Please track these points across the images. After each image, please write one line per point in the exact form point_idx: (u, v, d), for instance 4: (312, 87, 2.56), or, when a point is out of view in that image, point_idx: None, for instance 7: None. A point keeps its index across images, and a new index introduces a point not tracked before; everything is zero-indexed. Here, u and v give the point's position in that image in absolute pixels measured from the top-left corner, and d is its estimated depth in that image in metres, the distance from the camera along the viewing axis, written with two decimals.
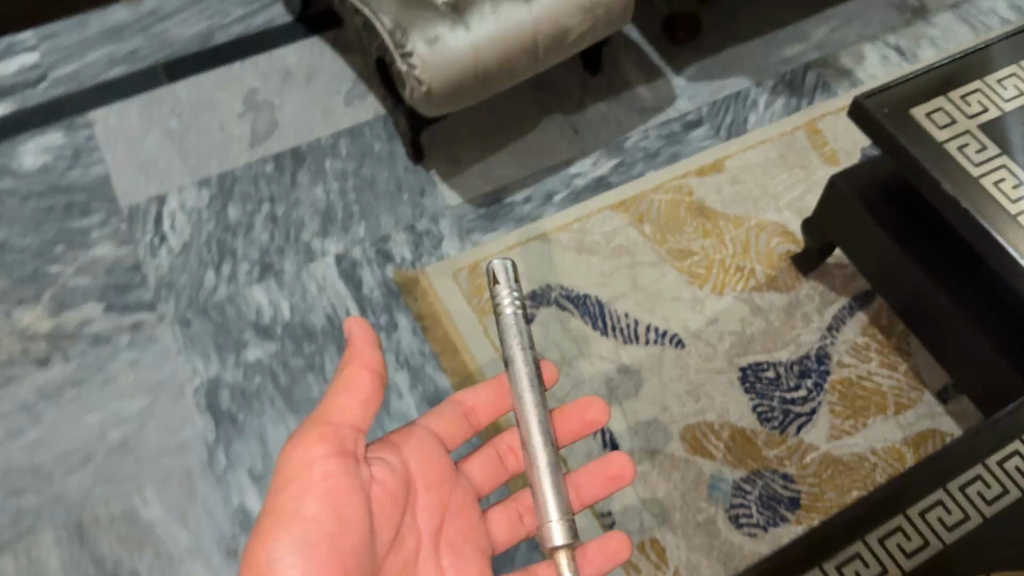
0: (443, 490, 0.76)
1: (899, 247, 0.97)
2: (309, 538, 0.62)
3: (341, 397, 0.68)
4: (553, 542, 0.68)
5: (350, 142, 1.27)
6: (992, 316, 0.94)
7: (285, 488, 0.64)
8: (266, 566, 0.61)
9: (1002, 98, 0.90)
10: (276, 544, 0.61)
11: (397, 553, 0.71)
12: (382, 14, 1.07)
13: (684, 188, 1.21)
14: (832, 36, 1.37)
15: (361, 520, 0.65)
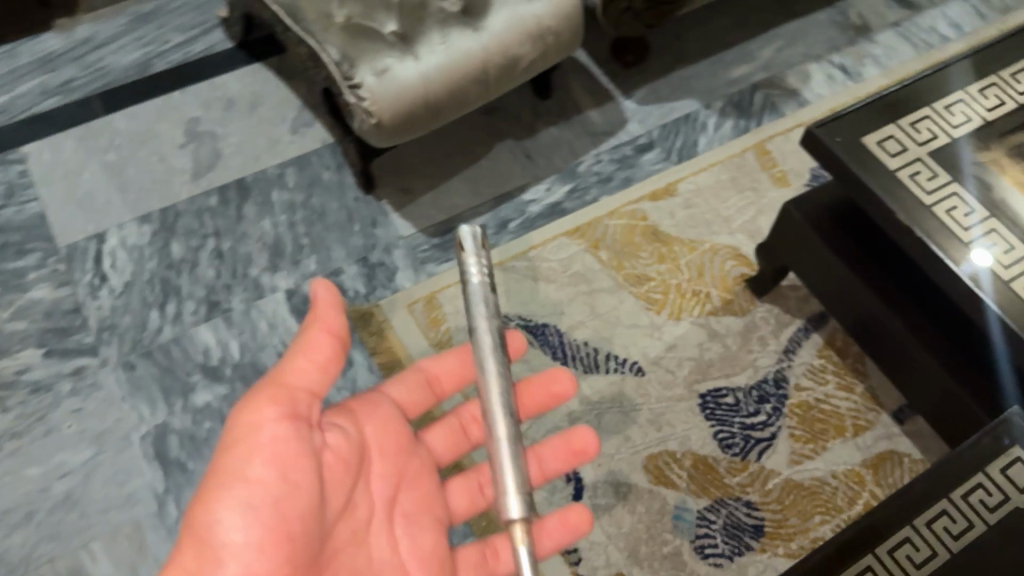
0: (400, 458, 0.75)
1: (846, 266, 0.99)
2: (253, 500, 0.60)
3: (296, 360, 0.67)
4: (508, 514, 0.67)
5: (297, 172, 1.24)
6: (942, 339, 0.95)
7: (233, 448, 0.62)
8: (207, 527, 0.59)
9: (950, 126, 0.92)
10: (218, 506, 0.59)
11: (348, 521, 0.69)
12: (328, 45, 1.04)
13: (639, 213, 1.20)
14: (778, 56, 1.38)
15: (309, 483, 0.63)
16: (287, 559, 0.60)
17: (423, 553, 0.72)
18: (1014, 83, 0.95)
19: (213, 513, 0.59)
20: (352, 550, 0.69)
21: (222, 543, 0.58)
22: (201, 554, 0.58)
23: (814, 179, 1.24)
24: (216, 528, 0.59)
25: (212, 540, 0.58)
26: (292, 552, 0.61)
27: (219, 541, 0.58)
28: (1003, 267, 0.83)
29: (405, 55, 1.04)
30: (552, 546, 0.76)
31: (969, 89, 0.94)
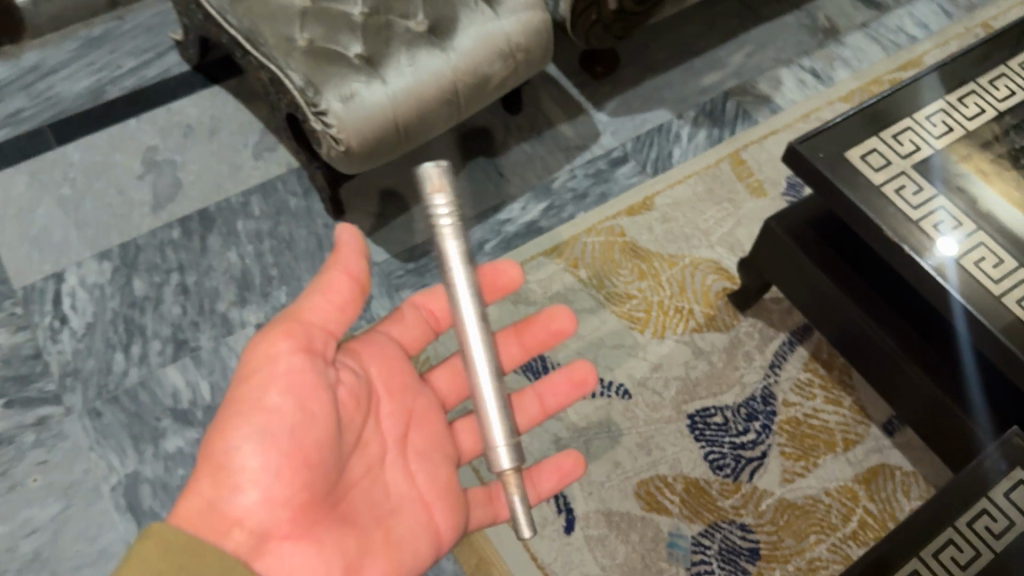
0: (406, 396, 0.74)
1: (827, 278, 0.97)
2: (268, 431, 0.59)
3: (310, 297, 0.65)
4: (500, 464, 0.66)
5: (262, 199, 1.19)
6: (930, 351, 0.94)
7: (246, 381, 0.61)
8: (225, 455, 0.59)
9: (933, 136, 0.91)
10: (234, 433, 0.59)
11: (361, 456, 0.68)
12: (290, 70, 0.99)
13: (616, 229, 1.18)
14: (748, 62, 1.37)
15: (325, 415, 0.62)
16: (305, 491, 0.60)
17: (440, 486, 0.71)
18: (992, 89, 0.94)
19: (228, 443, 0.59)
20: (367, 484, 0.67)
21: (239, 472, 0.58)
22: (216, 484, 0.58)
23: (790, 188, 1.23)
24: (232, 457, 0.58)
25: (228, 470, 0.58)
26: (310, 483, 0.60)
27: (234, 471, 0.58)
28: (992, 282, 0.82)
29: (371, 80, 0.99)
30: (551, 488, 0.77)
31: (949, 98, 0.93)
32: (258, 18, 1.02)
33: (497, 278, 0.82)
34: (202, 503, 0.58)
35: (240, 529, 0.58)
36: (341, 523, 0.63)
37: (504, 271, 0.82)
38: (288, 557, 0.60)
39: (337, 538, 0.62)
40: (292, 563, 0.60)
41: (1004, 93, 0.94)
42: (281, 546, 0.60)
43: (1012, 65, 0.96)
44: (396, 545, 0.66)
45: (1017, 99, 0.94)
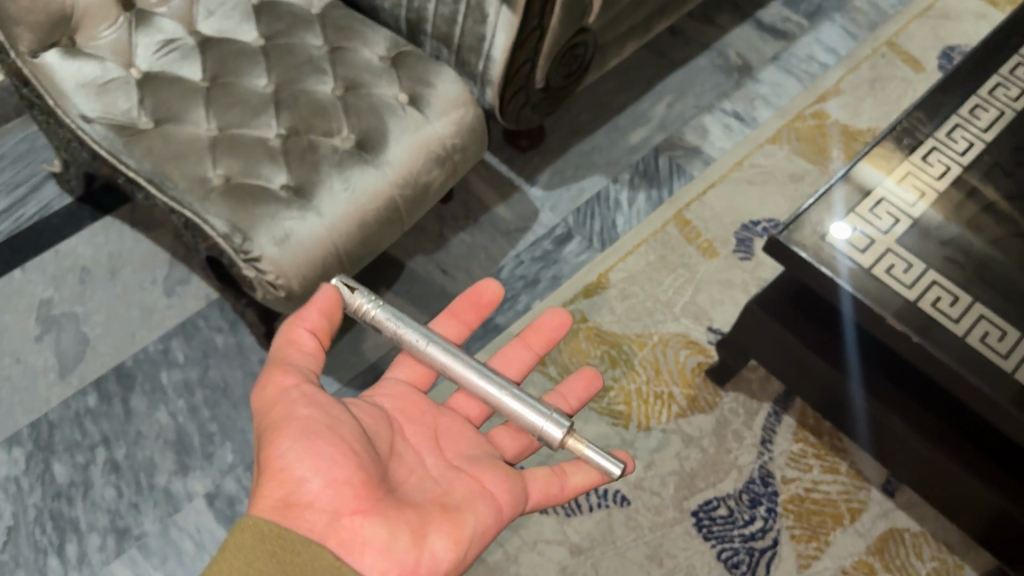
0: (429, 417, 0.75)
1: (794, 334, 0.88)
2: (306, 431, 0.61)
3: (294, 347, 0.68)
4: (555, 437, 0.69)
5: (185, 343, 1.06)
6: (932, 418, 0.84)
7: (270, 409, 0.64)
8: (278, 458, 0.61)
9: (907, 204, 0.87)
10: (278, 442, 0.61)
11: (400, 462, 0.69)
12: (210, 215, 0.87)
13: (577, 314, 1.12)
14: (671, 112, 1.33)
15: (351, 418, 0.65)
16: (360, 470, 0.61)
17: (487, 460, 0.71)
18: (950, 143, 0.91)
19: (274, 452, 0.61)
20: (415, 482, 0.68)
21: (293, 469, 0.60)
22: (279, 483, 0.60)
23: (740, 243, 1.20)
24: (283, 459, 0.61)
25: (283, 471, 0.60)
26: (362, 464, 0.62)
27: (289, 467, 0.60)
28: (1001, 357, 0.77)
29: (305, 214, 0.88)
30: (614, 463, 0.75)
31: (913, 159, 0.89)
32: (162, 158, 0.90)
33: (480, 297, 0.82)
34: (272, 503, 0.60)
35: (316, 511, 0.60)
36: (404, 502, 0.64)
37: (483, 288, 0.82)
38: (366, 528, 0.60)
39: (402, 512, 0.62)
40: (374, 531, 0.60)
41: (962, 145, 0.91)
42: (357, 520, 0.60)
43: (963, 113, 0.92)
44: (464, 509, 0.65)
45: (975, 150, 0.91)
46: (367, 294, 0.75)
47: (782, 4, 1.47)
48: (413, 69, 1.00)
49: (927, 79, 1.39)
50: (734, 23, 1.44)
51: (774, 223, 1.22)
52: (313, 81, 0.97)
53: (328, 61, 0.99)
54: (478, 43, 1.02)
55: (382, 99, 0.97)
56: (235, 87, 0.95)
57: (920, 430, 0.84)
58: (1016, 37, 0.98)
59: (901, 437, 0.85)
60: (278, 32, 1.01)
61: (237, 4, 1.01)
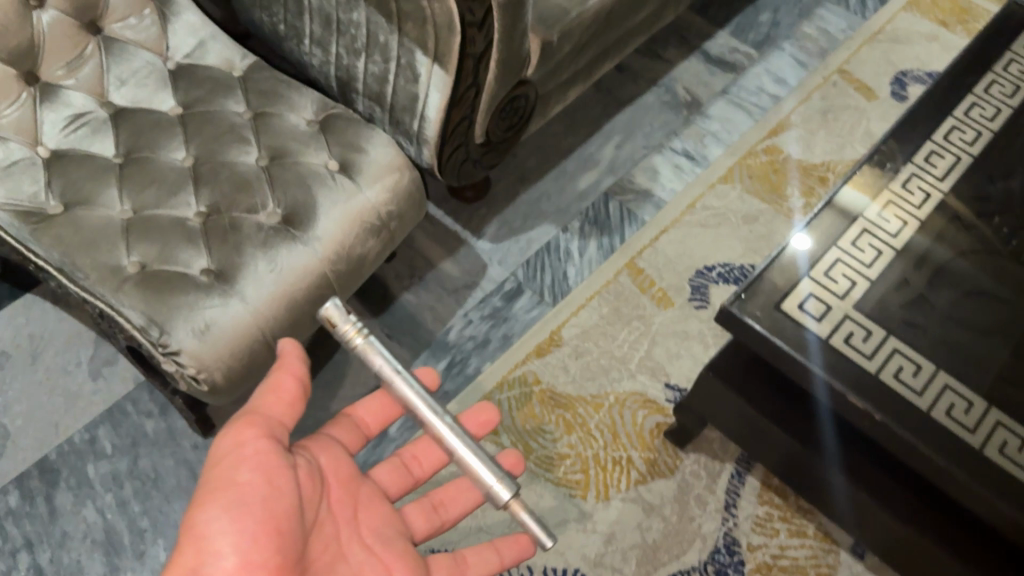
0: (353, 484, 0.71)
1: (752, 407, 0.84)
2: (238, 502, 0.59)
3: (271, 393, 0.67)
4: (501, 496, 0.64)
5: (113, 431, 1.01)
6: (902, 491, 0.79)
7: (215, 461, 0.61)
8: (203, 526, 0.58)
9: (864, 264, 0.82)
10: (208, 508, 0.58)
11: (318, 535, 0.66)
12: (125, 307, 0.81)
13: (529, 376, 1.07)
14: (619, 153, 1.29)
15: (292, 489, 0.62)
16: (276, 556, 0.59)
17: (399, 545, 0.70)
18: (907, 195, 0.87)
19: (198, 518, 0.58)
20: (329, 560, 0.66)
21: (213, 539, 0.57)
22: (192, 552, 0.57)
23: (695, 291, 1.16)
24: (208, 526, 0.58)
25: (202, 540, 0.57)
26: (281, 549, 0.59)
27: (211, 538, 0.57)
28: (969, 433, 0.73)
29: (229, 301, 0.82)
30: (514, 556, 0.74)
31: (868, 215, 0.85)
32: (72, 246, 0.83)
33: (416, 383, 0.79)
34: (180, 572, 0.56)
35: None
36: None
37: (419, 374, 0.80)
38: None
39: None
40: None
41: (919, 196, 0.87)
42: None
43: (918, 162, 0.89)
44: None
45: (933, 201, 0.88)
46: (356, 323, 0.69)
47: (729, 34, 1.44)
48: (343, 133, 0.94)
49: (881, 108, 1.36)
50: (681, 56, 1.40)
51: (729, 266, 1.18)
52: (234, 151, 0.91)
53: (250, 129, 0.93)
54: (411, 103, 0.98)
55: (310, 168, 0.92)
56: (149, 164, 0.89)
57: (886, 504, 0.79)
58: (970, 77, 0.96)
59: (868, 511, 0.81)
60: (196, 99, 0.94)
61: (152, 71, 0.95)
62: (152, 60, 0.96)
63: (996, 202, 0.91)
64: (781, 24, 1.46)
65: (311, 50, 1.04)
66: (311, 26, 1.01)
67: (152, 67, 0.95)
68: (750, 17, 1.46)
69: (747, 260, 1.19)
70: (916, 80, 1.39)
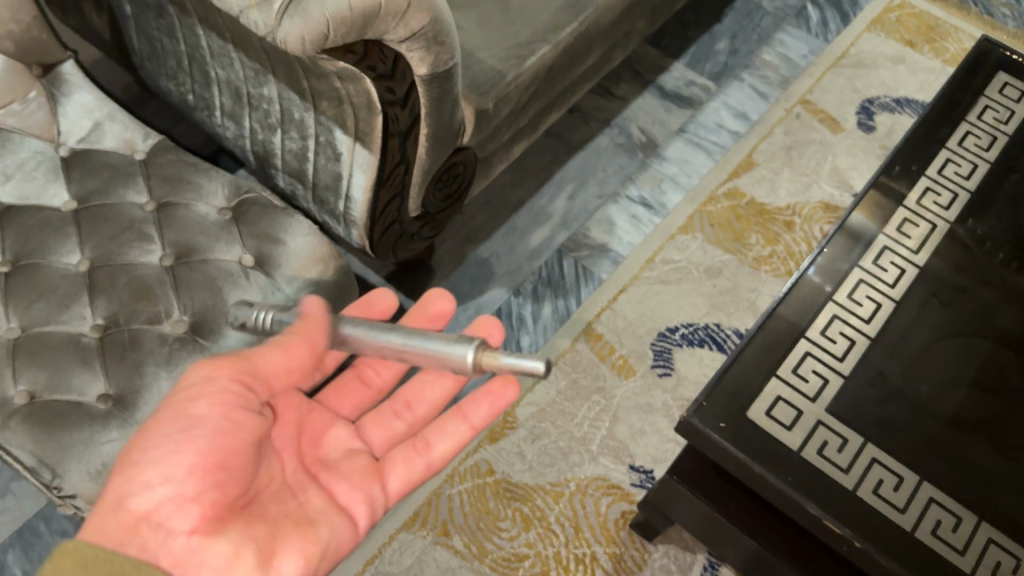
0: (302, 411, 0.70)
1: (721, 514, 0.75)
2: (185, 433, 0.56)
3: (265, 351, 0.65)
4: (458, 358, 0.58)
5: (23, 555, 0.91)
6: None
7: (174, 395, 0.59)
8: (142, 455, 0.55)
9: (835, 358, 0.75)
10: (149, 441, 0.55)
11: (268, 468, 0.62)
12: (13, 447, 0.72)
13: (482, 466, 0.97)
14: (572, 205, 1.20)
15: (250, 425, 0.59)
16: (218, 491, 0.55)
17: (345, 466, 0.67)
18: (879, 272, 0.80)
19: (137, 451, 0.55)
20: (278, 492, 0.62)
21: (145, 471, 0.54)
22: (121, 484, 0.54)
23: (658, 356, 1.07)
24: (146, 455, 0.55)
25: (134, 473, 0.54)
26: (224, 485, 0.56)
27: (143, 468, 0.54)
28: (958, 554, 0.67)
29: (127, 431, 0.73)
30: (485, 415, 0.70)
31: (837, 298, 0.78)
32: None
33: (372, 308, 0.78)
34: (109, 505, 0.54)
35: (152, 527, 0.53)
36: (258, 523, 0.57)
37: (377, 299, 0.79)
38: (201, 551, 0.53)
39: (250, 526, 0.56)
40: (212, 557, 0.53)
41: (892, 273, 0.81)
42: (193, 542, 0.53)
43: (891, 232, 0.83)
44: (321, 526, 0.61)
45: (908, 277, 0.81)
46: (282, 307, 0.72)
47: (684, 65, 1.35)
48: (257, 223, 0.85)
49: (847, 140, 1.28)
50: (634, 93, 1.32)
51: (693, 326, 1.10)
52: (134, 251, 0.82)
53: (153, 223, 0.84)
54: (335, 182, 0.89)
55: (221, 266, 0.82)
56: (38, 271, 0.79)
57: None
58: (943, 129, 0.91)
59: None
60: (92, 191, 0.84)
61: (41, 161, 0.85)
62: (41, 148, 0.86)
63: (982, 254, 0.84)
64: (738, 52, 1.38)
65: (223, 122, 0.95)
66: (220, 98, 0.91)
67: (41, 157, 0.85)
68: (706, 45, 1.38)
69: (712, 319, 1.10)
70: (882, 107, 1.32)
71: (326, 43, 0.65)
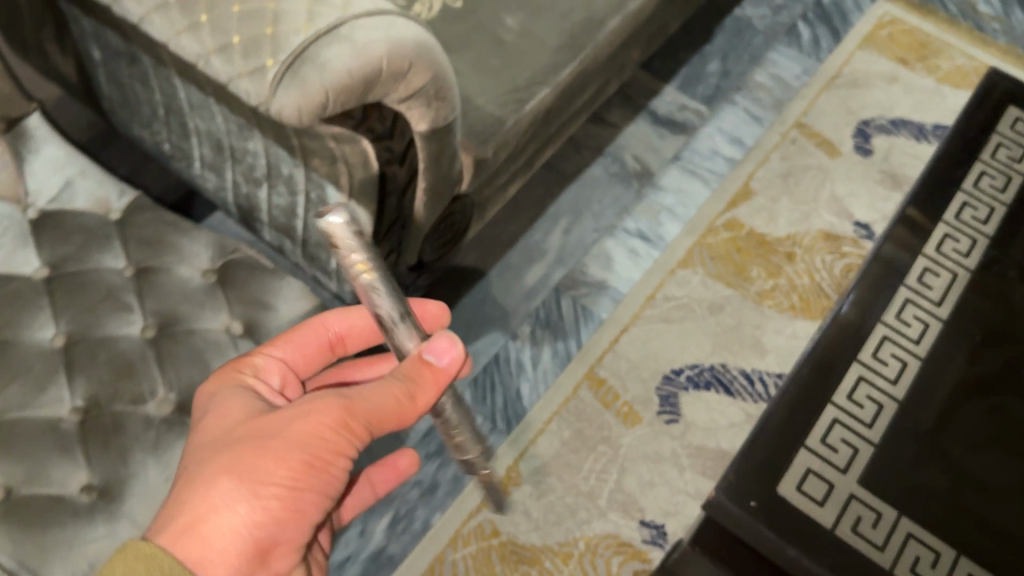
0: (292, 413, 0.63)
1: None
2: (303, 486, 0.50)
3: (385, 402, 0.52)
4: None
5: None
6: None
7: (306, 427, 0.51)
8: (255, 487, 0.49)
9: (865, 424, 0.72)
10: (269, 479, 0.49)
11: None
12: None
13: (486, 527, 0.93)
14: (568, 240, 1.16)
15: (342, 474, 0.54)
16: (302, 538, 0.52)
17: None
18: (903, 328, 0.77)
19: (251, 482, 0.49)
20: None
21: (251, 505, 0.49)
22: (221, 503, 0.48)
23: (664, 401, 1.03)
24: (257, 492, 0.49)
25: (245, 500, 0.49)
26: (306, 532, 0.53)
27: (252, 502, 0.49)
28: None
29: (114, 527, 0.68)
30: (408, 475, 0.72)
31: (862, 358, 0.75)
32: None
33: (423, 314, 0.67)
34: (204, 522, 0.48)
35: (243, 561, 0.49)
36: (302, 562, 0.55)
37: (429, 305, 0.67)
38: None
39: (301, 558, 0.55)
40: None
41: (916, 328, 0.77)
42: None
43: (911, 283, 0.80)
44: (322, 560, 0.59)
45: (932, 332, 0.78)
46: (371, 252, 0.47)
47: (676, 88, 1.32)
48: (243, 286, 0.80)
49: (845, 164, 1.25)
50: (626, 118, 1.27)
51: (698, 367, 1.06)
52: (113, 324, 0.76)
53: (133, 291, 0.78)
54: (327, 239, 0.84)
55: (207, 336, 0.77)
56: (8, 350, 0.73)
57: None
58: (957, 171, 0.88)
59: None
60: (64, 258, 0.78)
61: (8, 225, 0.79)
62: (7, 211, 0.80)
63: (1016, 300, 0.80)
64: (730, 74, 1.34)
65: (203, 174, 0.89)
66: (200, 150, 0.85)
67: (8, 222, 0.79)
68: (697, 67, 1.34)
69: (717, 359, 1.07)
70: (879, 129, 1.29)
71: (325, 113, 0.59)
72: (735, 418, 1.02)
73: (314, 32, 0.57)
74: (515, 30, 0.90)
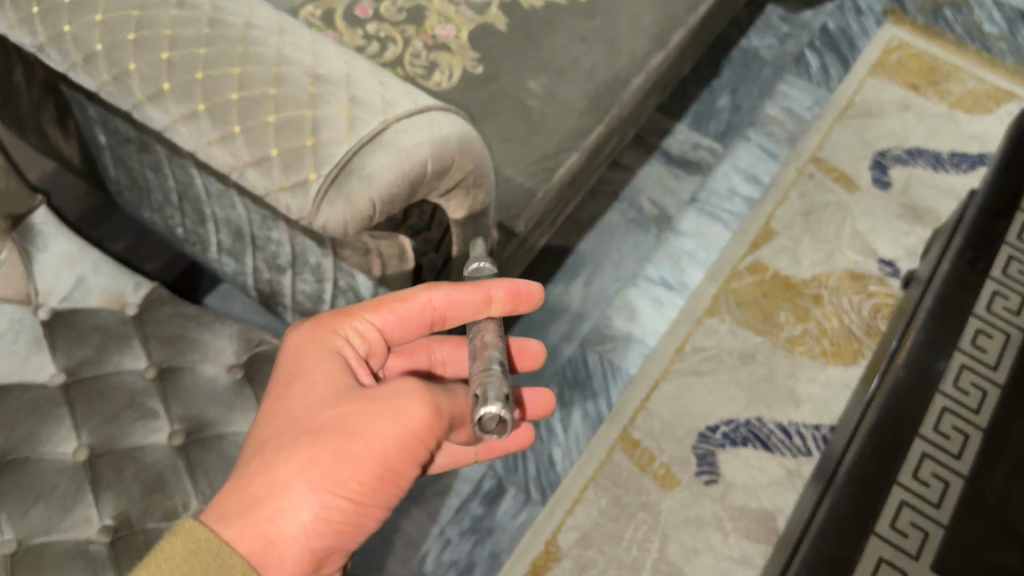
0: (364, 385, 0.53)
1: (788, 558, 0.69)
2: (374, 487, 0.46)
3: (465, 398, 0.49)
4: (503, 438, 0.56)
5: None
6: None
7: (385, 425, 0.46)
8: (327, 489, 0.45)
9: (933, 505, 0.69)
10: (343, 482, 0.45)
11: None
12: None
13: None
14: (589, 292, 1.12)
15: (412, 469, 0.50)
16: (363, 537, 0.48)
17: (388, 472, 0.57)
18: (962, 397, 0.75)
19: (324, 481, 0.45)
20: None
21: (320, 505, 0.45)
22: (288, 500, 0.44)
23: (702, 461, 1.00)
24: (329, 491, 0.45)
25: (313, 502, 0.44)
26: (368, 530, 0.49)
27: (321, 503, 0.45)
28: None
29: None
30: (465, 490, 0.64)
31: (923, 433, 0.72)
32: None
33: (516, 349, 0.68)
34: (268, 518, 0.44)
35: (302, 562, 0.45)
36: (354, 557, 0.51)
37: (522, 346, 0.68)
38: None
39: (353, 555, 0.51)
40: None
41: (975, 395, 0.75)
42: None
43: (966, 347, 0.78)
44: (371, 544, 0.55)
45: (991, 400, 0.75)
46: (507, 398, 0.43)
47: (688, 126, 1.29)
48: None
49: (865, 199, 1.23)
50: (640, 160, 1.25)
51: (733, 423, 1.03)
52: (138, 433, 0.70)
53: (156, 395, 0.72)
54: None
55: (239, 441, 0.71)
56: (26, 468, 0.66)
57: None
58: (1000, 222, 0.86)
59: None
60: (82, 362, 0.73)
61: (19, 331, 0.74)
62: (17, 314, 0.74)
63: None
64: (741, 108, 1.31)
65: (220, 258, 0.85)
66: (217, 236, 0.81)
67: (19, 326, 0.74)
68: (707, 103, 1.32)
69: (753, 413, 1.04)
70: (895, 160, 1.27)
71: (370, 222, 0.56)
72: (775, 474, 0.99)
73: (358, 140, 0.53)
74: (539, 94, 0.87)
